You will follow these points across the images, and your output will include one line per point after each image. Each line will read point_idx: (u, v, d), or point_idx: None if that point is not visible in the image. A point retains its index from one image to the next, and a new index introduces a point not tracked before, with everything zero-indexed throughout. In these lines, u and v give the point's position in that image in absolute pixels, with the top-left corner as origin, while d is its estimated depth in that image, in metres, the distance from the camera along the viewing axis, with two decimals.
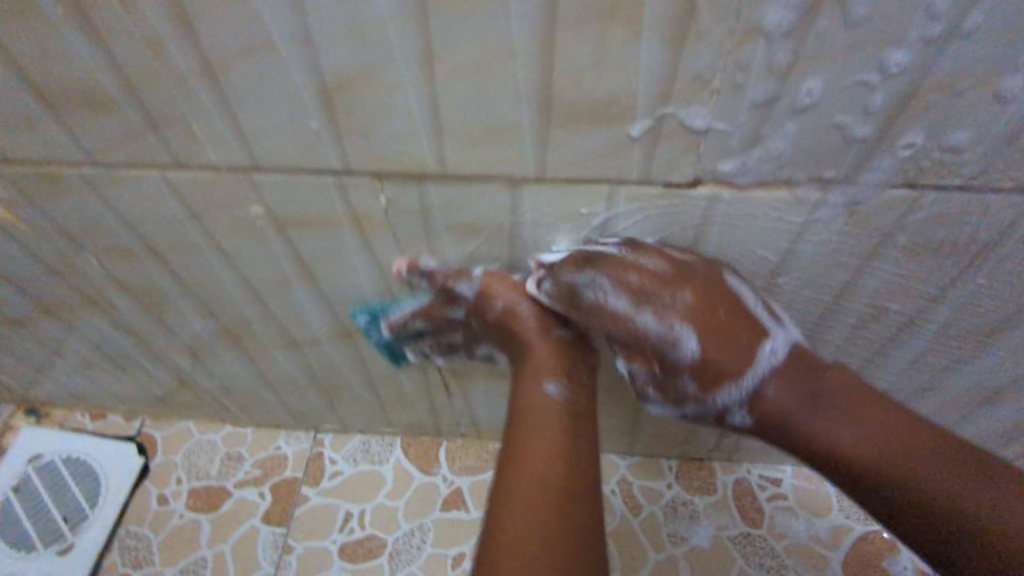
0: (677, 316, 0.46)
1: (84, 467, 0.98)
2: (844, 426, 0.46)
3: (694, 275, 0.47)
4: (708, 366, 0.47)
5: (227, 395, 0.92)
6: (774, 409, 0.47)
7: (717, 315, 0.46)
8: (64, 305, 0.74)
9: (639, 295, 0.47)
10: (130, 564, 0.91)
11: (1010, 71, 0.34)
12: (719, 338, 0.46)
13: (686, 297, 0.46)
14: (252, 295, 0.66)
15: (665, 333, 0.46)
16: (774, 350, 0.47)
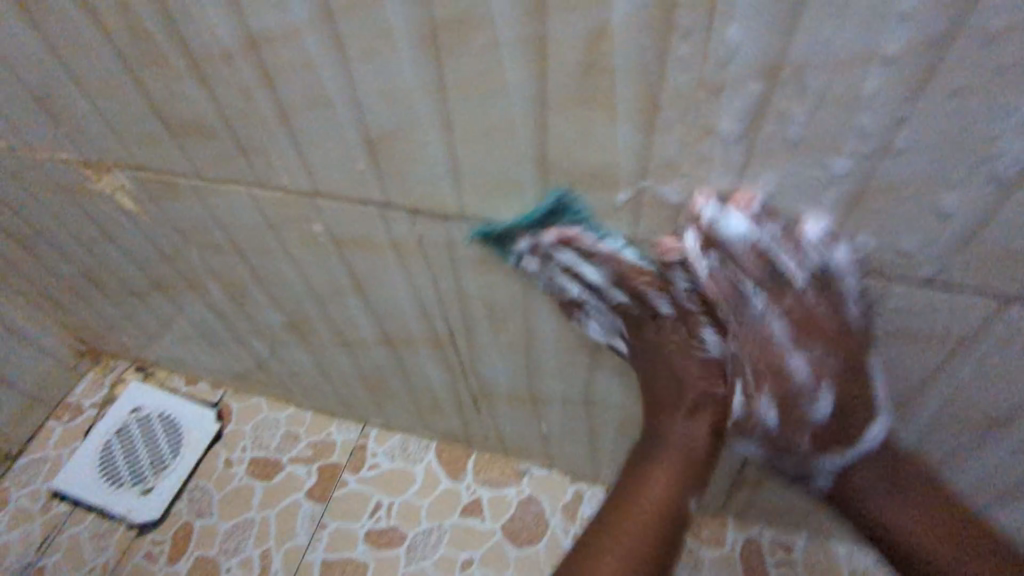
0: (827, 371, 0.47)
1: (172, 424, 1.14)
2: (903, 507, 0.50)
3: (853, 344, 0.47)
4: (829, 433, 0.49)
5: (293, 379, 1.05)
6: (851, 481, 0.51)
7: (855, 391, 0.48)
8: (171, 284, 0.89)
9: (802, 338, 0.47)
10: (195, 512, 1.05)
11: (946, 189, 0.40)
12: (849, 410, 0.48)
13: (837, 359, 0.47)
14: (314, 296, 0.77)
15: (809, 385, 0.48)
16: (878, 435, 0.51)
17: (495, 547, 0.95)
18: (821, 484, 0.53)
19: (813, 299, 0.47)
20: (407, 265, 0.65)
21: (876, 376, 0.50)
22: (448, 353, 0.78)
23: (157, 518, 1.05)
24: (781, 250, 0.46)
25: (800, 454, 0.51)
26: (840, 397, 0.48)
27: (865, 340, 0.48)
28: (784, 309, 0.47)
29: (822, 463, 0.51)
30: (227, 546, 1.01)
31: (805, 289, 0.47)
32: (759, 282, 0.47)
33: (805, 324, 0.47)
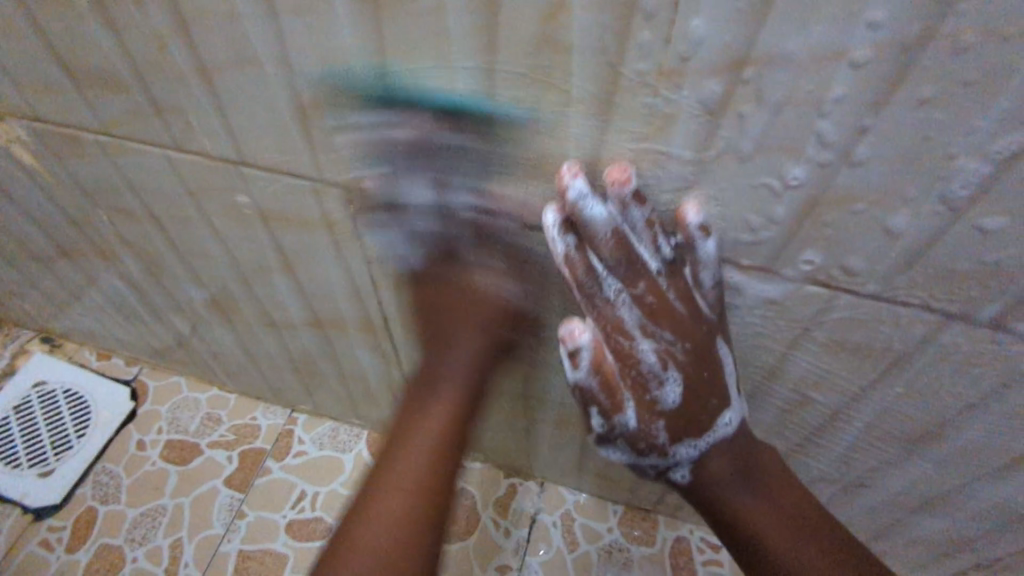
0: (674, 358, 0.46)
1: (79, 401, 1.06)
2: (752, 502, 0.49)
3: (700, 329, 0.47)
4: (683, 420, 0.48)
5: (216, 359, 0.98)
6: (710, 473, 0.50)
7: (701, 375, 0.48)
8: (79, 250, 0.81)
9: (651, 326, 0.45)
10: (99, 497, 0.98)
11: (901, 206, 0.39)
12: (698, 396, 0.48)
13: (685, 347, 0.46)
14: (238, 273, 0.72)
15: (656, 370, 0.46)
16: (730, 422, 0.50)
17: None
18: (680, 477, 0.52)
19: (665, 286, 0.45)
20: (340, 246, 0.61)
21: (724, 356, 0.49)
22: (382, 339, 0.75)
23: (56, 503, 0.97)
24: (638, 237, 0.44)
25: (663, 448, 0.49)
26: (686, 382, 0.47)
27: (714, 326, 0.47)
28: (638, 292, 0.45)
29: (680, 453, 0.50)
30: (133, 535, 0.94)
31: (659, 276, 0.45)
32: (615, 268, 0.44)
33: (656, 312, 0.45)
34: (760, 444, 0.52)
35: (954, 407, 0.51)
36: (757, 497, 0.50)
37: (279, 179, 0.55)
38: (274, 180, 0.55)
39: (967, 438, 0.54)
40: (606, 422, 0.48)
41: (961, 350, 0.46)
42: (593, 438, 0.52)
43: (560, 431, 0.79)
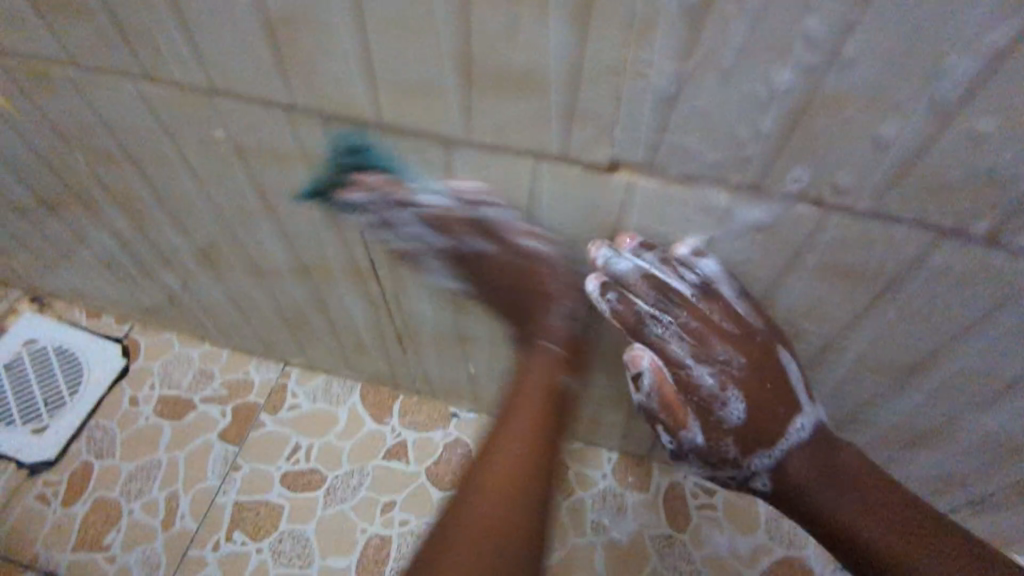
0: (731, 376, 0.52)
1: (71, 358, 1.06)
2: (841, 503, 0.51)
3: (754, 343, 0.52)
4: (753, 432, 0.53)
5: (206, 314, 0.97)
6: (791, 474, 0.53)
7: (764, 389, 0.52)
8: (60, 201, 0.80)
9: (703, 349, 0.52)
10: (94, 453, 0.98)
11: (894, 111, 0.38)
12: (764, 408, 0.53)
13: (740, 362, 0.52)
14: (221, 218, 0.71)
15: (716, 392, 0.52)
16: (803, 426, 0.54)
17: (419, 490, 0.92)
18: (760, 484, 0.56)
19: (705, 309, 0.52)
20: (321, 182, 0.59)
21: (791, 368, 0.54)
22: (369, 285, 0.73)
23: (52, 458, 0.98)
24: (666, 275, 0.52)
25: (736, 461, 0.55)
26: (750, 399, 0.52)
27: (767, 336, 0.53)
28: (681, 320, 0.51)
29: (754, 462, 0.55)
30: (130, 488, 0.95)
31: (695, 301, 0.52)
32: (656, 303, 0.52)
33: (703, 336, 0.51)
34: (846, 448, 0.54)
35: (948, 330, 0.50)
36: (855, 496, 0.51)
37: (255, 107, 0.53)
38: (251, 110, 0.54)
39: (961, 364, 0.53)
40: (675, 439, 0.55)
41: (955, 269, 0.45)
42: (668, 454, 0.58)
43: None
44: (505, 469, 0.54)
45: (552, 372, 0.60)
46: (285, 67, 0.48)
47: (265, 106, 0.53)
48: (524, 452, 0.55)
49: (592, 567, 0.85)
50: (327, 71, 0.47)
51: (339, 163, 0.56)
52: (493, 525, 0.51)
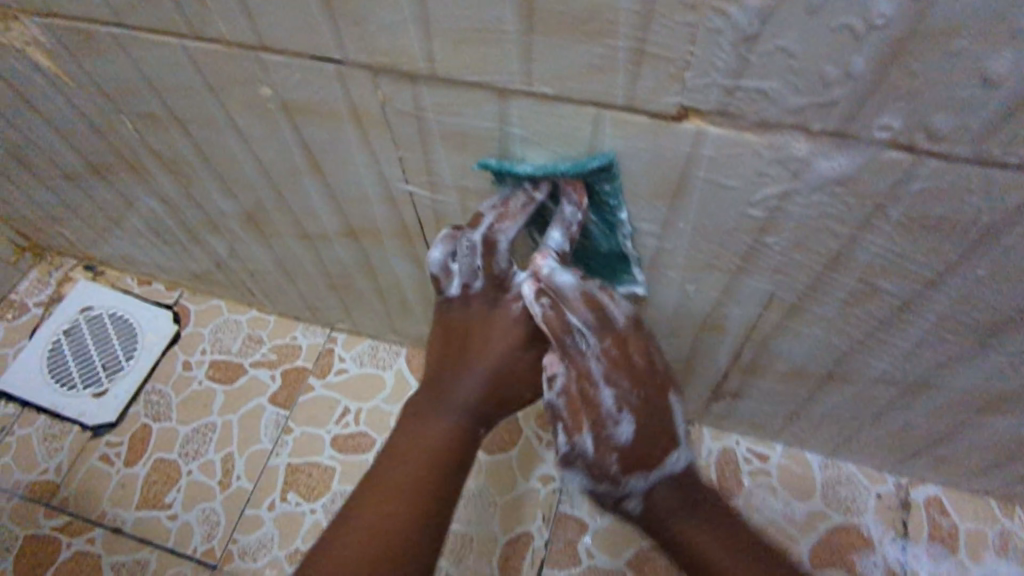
0: (628, 402, 0.55)
1: (126, 324, 1.08)
2: (719, 537, 0.56)
3: (654, 378, 0.57)
4: (632, 453, 0.57)
5: (253, 279, 0.98)
6: (657, 501, 0.59)
7: (651, 419, 0.57)
8: (110, 167, 0.80)
9: (612, 373, 0.54)
10: (152, 416, 1.01)
11: (1009, 41, 0.34)
12: (647, 438, 0.57)
13: (638, 395, 0.56)
14: (268, 180, 0.70)
15: (612, 412, 0.55)
16: (677, 460, 0.59)
17: None
18: (631, 505, 0.60)
19: (626, 342, 0.55)
20: (369, 141, 0.58)
21: (678, 409, 0.59)
22: (416, 247, 0.72)
23: (113, 421, 1.01)
24: (602, 300, 0.54)
25: (615, 476, 0.58)
26: (638, 424, 0.56)
27: (666, 377, 0.58)
28: (599, 341, 0.54)
29: (631, 484, 0.58)
30: (187, 449, 0.97)
31: (621, 331, 0.55)
32: (582, 324, 0.53)
33: (615, 362, 0.54)
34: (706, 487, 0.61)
35: None
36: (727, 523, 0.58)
37: (304, 64, 0.52)
38: (300, 66, 0.52)
39: None
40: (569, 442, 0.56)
41: None
42: (557, 461, 0.59)
43: None
44: (383, 514, 0.49)
45: (460, 414, 0.54)
46: (334, 18, 0.46)
47: (315, 62, 0.51)
48: (404, 492, 0.50)
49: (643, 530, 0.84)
50: (379, 20, 0.45)
51: (388, 121, 0.54)
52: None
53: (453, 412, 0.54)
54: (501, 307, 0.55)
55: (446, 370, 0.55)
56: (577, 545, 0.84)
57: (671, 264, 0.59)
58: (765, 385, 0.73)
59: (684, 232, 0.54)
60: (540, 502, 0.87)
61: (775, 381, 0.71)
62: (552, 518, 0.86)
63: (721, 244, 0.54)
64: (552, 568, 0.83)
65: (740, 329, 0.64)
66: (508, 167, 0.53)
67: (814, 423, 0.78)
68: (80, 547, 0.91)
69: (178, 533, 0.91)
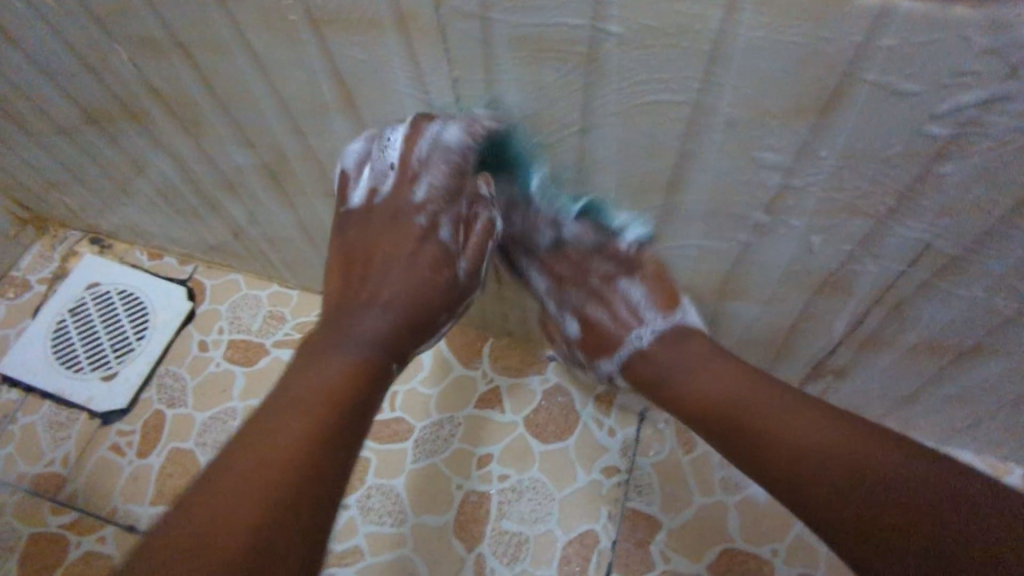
0: (567, 299, 0.60)
1: (136, 302, 0.98)
2: (765, 408, 0.47)
3: (587, 276, 0.59)
4: (594, 339, 0.59)
5: (272, 248, 0.87)
6: (634, 375, 0.57)
7: (598, 308, 0.59)
8: (107, 116, 0.70)
9: (554, 284, 0.60)
10: (166, 401, 0.91)
11: None
12: (600, 322, 0.59)
13: (573, 292, 0.60)
14: (289, 122, 0.59)
15: (557, 312, 0.62)
16: (642, 337, 0.56)
17: (518, 443, 0.80)
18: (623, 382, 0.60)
19: (562, 258, 0.59)
20: (415, 59, 0.46)
21: (637, 295, 0.57)
22: None
23: (124, 407, 0.92)
24: (535, 230, 0.58)
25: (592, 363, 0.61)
26: (576, 313, 0.60)
27: (614, 271, 0.58)
28: (535, 254, 0.60)
29: (603, 367, 0.60)
30: (205, 438, 0.88)
31: (556, 249, 0.59)
32: (526, 248, 0.60)
33: (557, 273, 0.60)
34: (714, 352, 0.53)
35: None
36: (815, 430, 0.44)
37: None
38: None
39: None
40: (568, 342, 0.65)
41: None
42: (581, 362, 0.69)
43: None
44: (266, 443, 0.42)
45: (362, 346, 0.49)
46: None
47: None
48: (299, 415, 0.44)
49: (726, 528, 0.73)
50: None
51: (443, 27, 0.43)
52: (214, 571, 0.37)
53: (353, 346, 0.48)
54: (417, 236, 0.52)
55: (347, 300, 0.51)
56: (650, 546, 0.74)
57: (797, 206, 0.47)
58: (884, 361, 0.61)
59: (826, 162, 0.42)
60: (604, 496, 0.77)
61: (901, 356, 0.59)
62: (619, 516, 0.75)
63: (876, 176, 0.42)
64: (621, 572, 0.73)
65: (871, 291, 0.52)
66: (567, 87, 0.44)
67: (936, 407, 0.65)
68: (91, 547, 0.82)
69: None
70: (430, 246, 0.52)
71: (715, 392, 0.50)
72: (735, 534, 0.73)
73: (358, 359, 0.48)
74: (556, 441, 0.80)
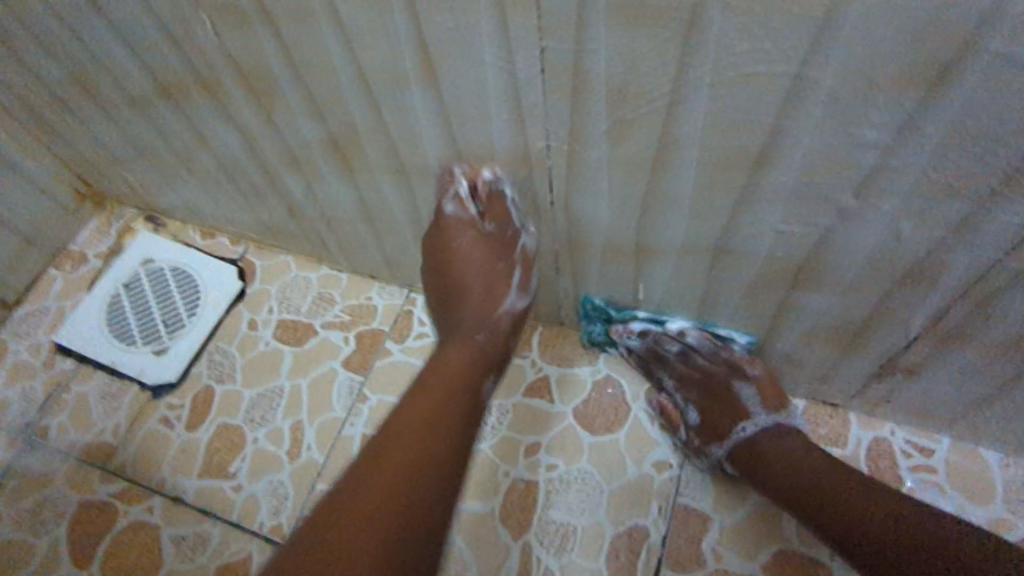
0: (689, 398, 0.73)
1: (188, 280, 1.00)
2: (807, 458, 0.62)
3: (709, 381, 0.71)
4: (713, 420, 0.70)
5: (328, 229, 0.88)
6: (738, 454, 0.68)
7: (720, 400, 0.70)
8: (182, 88, 0.72)
9: (677, 385, 0.75)
10: (215, 377, 0.92)
11: None
12: (718, 400, 0.70)
13: (693, 400, 0.73)
14: (365, 94, 0.60)
15: (681, 404, 0.74)
16: (746, 429, 0.68)
17: (567, 433, 0.79)
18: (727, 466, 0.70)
19: (687, 370, 0.73)
20: (505, 25, 0.47)
21: (747, 392, 0.69)
22: (535, 179, 0.60)
23: (173, 381, 0.92)
24: (659, 341, 0.73)
25: (704, 453, 0.72)
26: (700, 405, 0.72)
27: (729, 376, 0.70)
28: (667, 364, 0.74)
29: (714, 452, 0.70)
30: (252, 415, 0.88)
31: (681, 367, 0.73)
32: (654, 339, 0.74)
33: (684, 380, 0.73)
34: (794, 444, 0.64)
35: None
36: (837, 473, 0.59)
37: None
38: None
39: None
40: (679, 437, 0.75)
41: None
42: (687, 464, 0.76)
43: (748, 301, 0.64)
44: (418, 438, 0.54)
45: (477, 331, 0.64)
46: None
47: None
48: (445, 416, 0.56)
49: (780, 529, 0.71)
50: None
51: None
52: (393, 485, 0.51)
53: (463, 342, 0.63)
54: (479, 263, 0.64)
55: (449, 315, 0.65)
56: (701, 543, 0.72)
57: (891, 187, 0.46)
58: (962, 361, 0.59)
59: (930, 137, 0.41)
60: (653, 491, 0.75)
61: (979, 355, 0.57)
62: (669, 511, 0.74)
63: (983, 155, 0.41)
64: (670, 569, 0.71)
65: (959, 283, 0.51)
66: (696, 79, 0.45)
67: (1012, 411, 0.63)
68: (139, 515, 0.83)
69: (244, 507, 0.82)
70: (492, 266, 0.65)
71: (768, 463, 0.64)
72: (790, 536, 0.71)
73: (475, 334, 0.63)
74: (606, 433, 0.79)
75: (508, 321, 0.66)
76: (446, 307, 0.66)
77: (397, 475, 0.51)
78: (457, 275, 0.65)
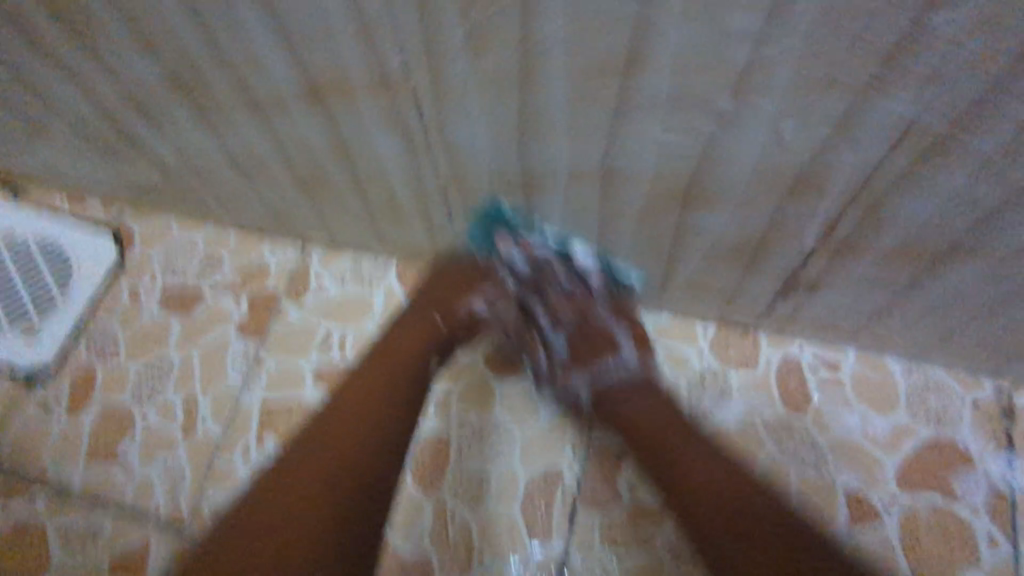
0: (565, 320, 0.69)
1: (55, 251, 0.89)
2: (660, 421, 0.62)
3: (590, 310, 0.68)
4: (579, 349, 0.68)
5: (203, 184, 0.79)
6: (608, 402, 0.65)
7: (596, 340, 0.67)
8: None
9: (551, 309, 0.69)
10: (96, 354, 0.85)
11: None
12: (587, 335, 0.68)
13: (567, 329, 0.68)
14: (194, 16, 0.52)
15: (545, 325, 0.69)
16: (625, 369, 0.66)
17: (478, 381, 0.76)
18: (586, 404, 0.68)
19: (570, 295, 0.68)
20: None
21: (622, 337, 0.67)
22: (402, 106, 0.54)
23: (49, 363, 0.84)
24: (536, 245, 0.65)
25: (567, 387, 0.68)
26: (571, 333, 0.68)
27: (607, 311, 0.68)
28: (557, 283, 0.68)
29: (575, 384, 0.67)
30: (140, 392, 0.81)
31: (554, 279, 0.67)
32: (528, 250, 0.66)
33: (575, 310, 0.68)
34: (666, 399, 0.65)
35: None
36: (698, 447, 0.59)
37: None
38: None
39: None
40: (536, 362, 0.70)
41: None
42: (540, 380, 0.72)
43: (647, 226, 0.60)
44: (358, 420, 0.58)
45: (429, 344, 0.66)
46: None
47: None
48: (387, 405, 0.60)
49: None
50: None
51: None
52: (347, 448, 0.56)
53: (418, 347, 0.66)
54: (469, 294, 0.68)
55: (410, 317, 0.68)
56: (616, 477, 0.70)
57: (769, 85, 0.42)
58: (860, 269, 0.57)
59: (802, 22, 0.38)
60: (567, 432, 0.73)
61: (874, 262, 0.55)
62: (583, 450, 0.72)
63: (858, 40, 0.38)
64: (586, 506, 0.70)
65: (846, 188, 0.48)
66: None
67: (910, 317, 0.62)
68: (20, 510, 0.76)
69: (137, 489, 0.76)
70: (475, 301, 0.68)
71: (639, 424, 0.62)
72: None
73: (425, 345, 0.66)
74: (518, 377, 0.76)
75: (465, 316, 0.68)
76: (415, 308, 0.68)
77: (343, 449, 0.56)
78: (443, 293, 0.69)
